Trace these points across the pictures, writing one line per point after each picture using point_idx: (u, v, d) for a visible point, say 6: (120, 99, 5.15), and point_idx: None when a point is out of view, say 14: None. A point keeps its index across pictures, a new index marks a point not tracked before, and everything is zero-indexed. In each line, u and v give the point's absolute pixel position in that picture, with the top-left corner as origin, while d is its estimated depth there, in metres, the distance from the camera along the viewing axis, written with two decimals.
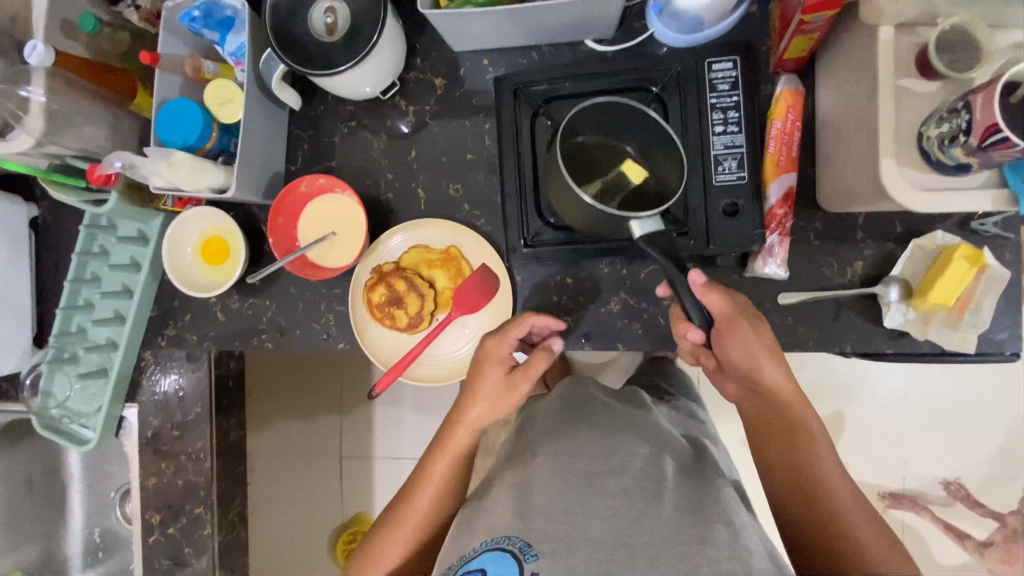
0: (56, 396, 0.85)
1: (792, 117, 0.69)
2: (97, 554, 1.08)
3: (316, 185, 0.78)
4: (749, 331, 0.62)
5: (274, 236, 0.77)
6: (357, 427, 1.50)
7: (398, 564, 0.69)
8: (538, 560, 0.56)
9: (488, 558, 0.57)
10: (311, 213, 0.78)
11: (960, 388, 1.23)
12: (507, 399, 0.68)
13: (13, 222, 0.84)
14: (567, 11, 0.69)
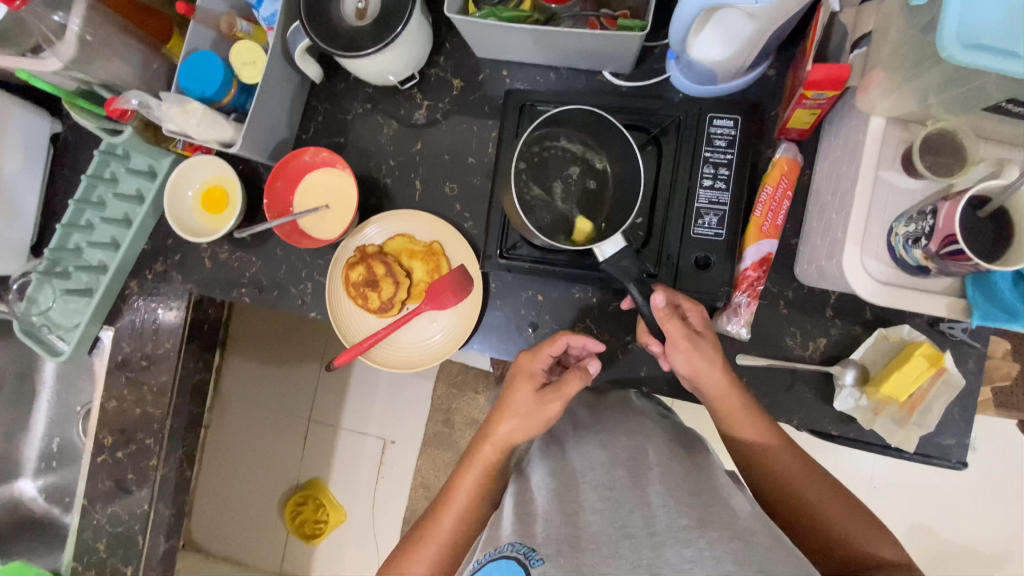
0: (40, 304, 0.90)
1: (784, 185, 0.70)
2: (51, 462, 1.12)
3: (318, 158, 0.81)
4: (696, 350, 0.61)
5: (269, 199, 0.80)
6: (329, 392, 1.53)
7: None
8: (543, 565, 0.53)
9: (493, 568, 0.55)
10: (310, 183, 0.81)
11: (921, 484, 1.22)
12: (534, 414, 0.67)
13: (33, 134, 0.88)
14: (586, 40, 0.70)
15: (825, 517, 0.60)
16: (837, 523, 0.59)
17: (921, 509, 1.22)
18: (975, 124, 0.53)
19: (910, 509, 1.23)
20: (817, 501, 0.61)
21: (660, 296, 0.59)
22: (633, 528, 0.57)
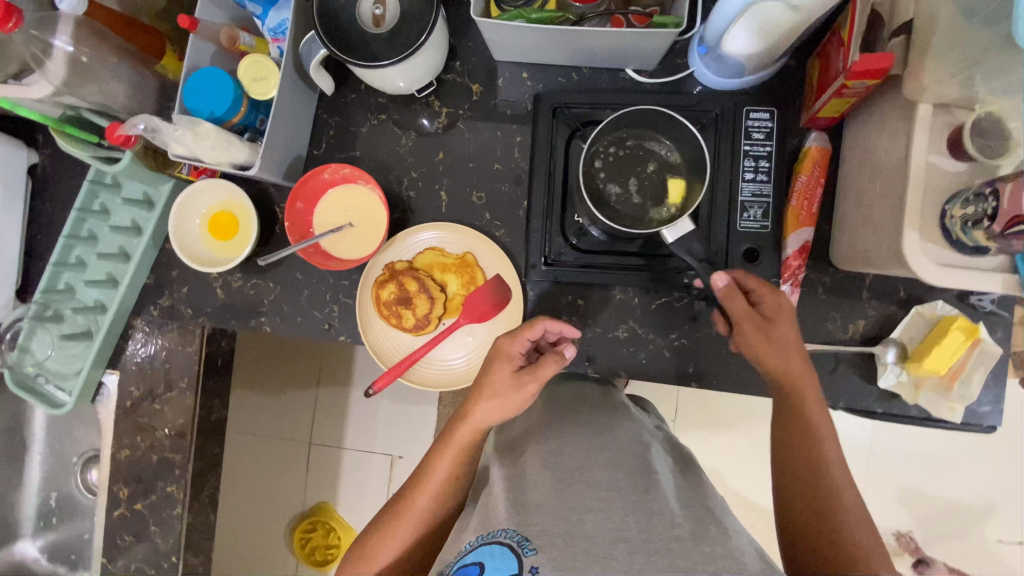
0: (34, 354, 0.81)
1: (817, 173, 0.71)
2: (51, 519, 1.04)
3: (340, 175, 0.77)
4: (767, 327, 0.60)
5: (290, 221, 0.76)
6: (329, 412, 1.48)
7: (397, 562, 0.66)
8: (537, 554, 0.56)
9: (484, 552, 0.58)
10: (331, 202, 0.77)
11: (922, 446, 1.28)
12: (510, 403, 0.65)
13: (9, 167, 0.80)
14: (614, 39, 0.69)
15: (852, 536, 0.54)
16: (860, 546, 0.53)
17: (928, 473, 1.28)
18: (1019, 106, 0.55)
19: (918, 474, 1.28)
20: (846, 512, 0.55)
21: (723, 276, 0.61)
22: None
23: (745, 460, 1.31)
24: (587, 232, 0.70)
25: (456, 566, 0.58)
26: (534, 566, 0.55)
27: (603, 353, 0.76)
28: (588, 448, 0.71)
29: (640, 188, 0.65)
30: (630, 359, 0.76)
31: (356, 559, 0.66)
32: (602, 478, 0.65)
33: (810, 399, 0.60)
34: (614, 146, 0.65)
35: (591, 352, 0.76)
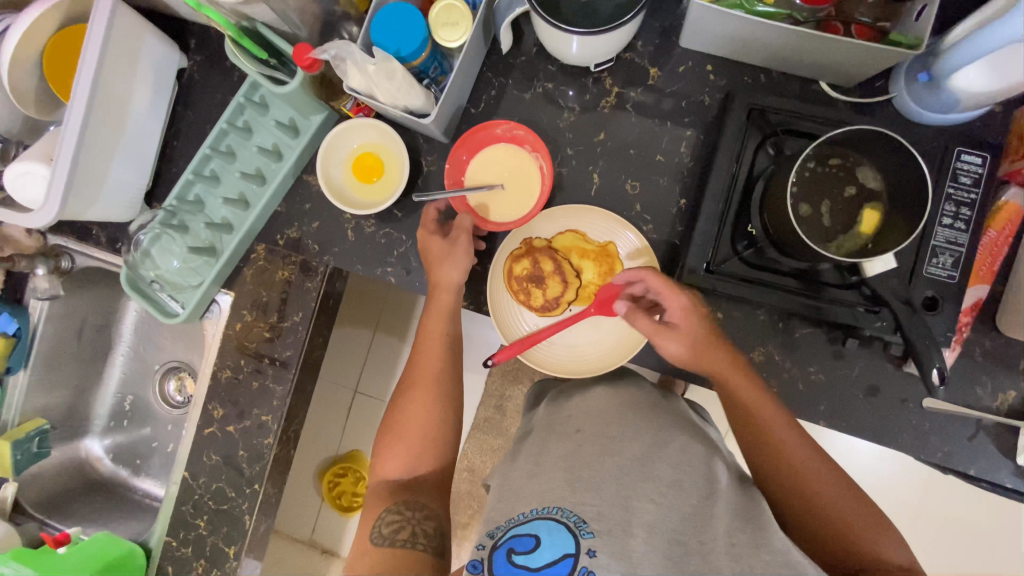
0: (155, 260, 0.81)
1: (1008, 231, 0.67)
2: (122, 421, 1.04)
3: (510, 134, 0.75)
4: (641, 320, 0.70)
5: (450, 163, 0.75)
6: (380, 361, 1.40)
7: (423, 423, 0.70)
8: (593, 538, 0.57)
9: (540, 525, 0.60)
10: (492, 159, 0.75)
11: None
12: (446, 265, 0.72)
13: (162, 68, 0.78)
14: (830, 48, 0.65)
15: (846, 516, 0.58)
16: (854, 525, 0.57)
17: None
18: None
19: None
20: (833, 498, 0.59)
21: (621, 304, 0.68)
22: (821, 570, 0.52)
23: None
24: (757, 246, 0.67)
25: (511, 533, 0.61)
26: (591, 548, 0.56)
27: None
28: (652, 440, 0.66)
29: (833, 211, 0.61)
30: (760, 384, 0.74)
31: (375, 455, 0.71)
32: (666, 475, 0.62)
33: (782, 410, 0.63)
34: (814, 162, 0.61)
35: None
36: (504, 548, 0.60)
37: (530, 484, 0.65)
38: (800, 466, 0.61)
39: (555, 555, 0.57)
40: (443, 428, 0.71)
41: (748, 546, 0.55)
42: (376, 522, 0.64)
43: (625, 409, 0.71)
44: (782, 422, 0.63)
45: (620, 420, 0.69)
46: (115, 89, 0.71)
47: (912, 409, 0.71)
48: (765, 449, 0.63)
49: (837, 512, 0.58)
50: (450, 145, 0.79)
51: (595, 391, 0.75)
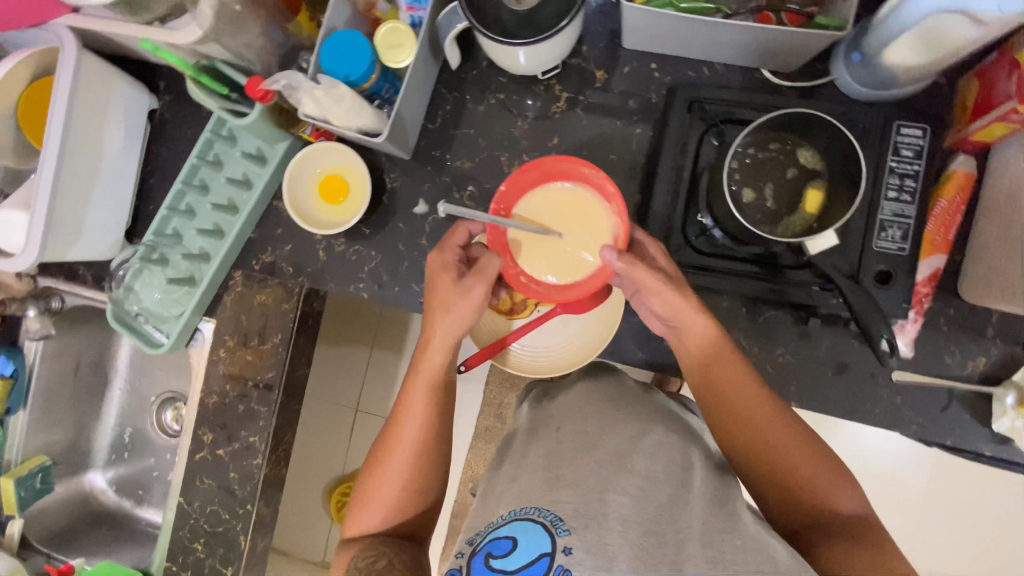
0: (138, 294, 0.84)
1: (959, 199, 0.68)
2: (122, 453, 1.07)
3: (589, 178, 0.68)
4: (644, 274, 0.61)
5: (507, 186, 0.68)
6: (379, 376, 1.39)
7: (400, 480, 0.66)
8: (570, 536, 0.55)
9: (517, 527, 0.57)
10: (580, 207, 0.69)
11: (995, 495, 1.20)
12: (460, 312, 0.65)
13: (132, 110, 0.82)
14: (763, 37, 0.66)
15: (804, 468, 0.59)
16: (815, 476, 0.58)
17: (997, 527, 1.19)
18: None
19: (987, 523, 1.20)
20: (792, 453, 0.60)
21: (612, 250, 0.62)
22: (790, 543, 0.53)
23: None
24: (708, 233, 0.68)
25: (489, 537, 0.59)
26: (568, 547, 0.54)
27: None
28: (632, 434, 0.65)
29: (774, 194, 0.63)
30: None
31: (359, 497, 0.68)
32: (643, 468, 0.61)
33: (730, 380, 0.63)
34: (754, 147, 0.63)
35: None
36: (481, 554, 0.58)
37: (510, 489, 0.63)
38: (761, 423, 0.61)
39: (531, 557, 0.55)
40: (429, 480, 0.67)
41: (717, 533, 0.55)
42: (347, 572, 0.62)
43: (607, 408, 0.70)
44: (747, 380, 0.63)
45: (602, 417, 0.68)
46: (86, 134, 0.75)
47: (882, 383, 0.72)
48: (727, 410, 0.62)
49: (796, 467, 0.59)
50: (411, 160, 0.81)
51: (577, 386, 0.76)
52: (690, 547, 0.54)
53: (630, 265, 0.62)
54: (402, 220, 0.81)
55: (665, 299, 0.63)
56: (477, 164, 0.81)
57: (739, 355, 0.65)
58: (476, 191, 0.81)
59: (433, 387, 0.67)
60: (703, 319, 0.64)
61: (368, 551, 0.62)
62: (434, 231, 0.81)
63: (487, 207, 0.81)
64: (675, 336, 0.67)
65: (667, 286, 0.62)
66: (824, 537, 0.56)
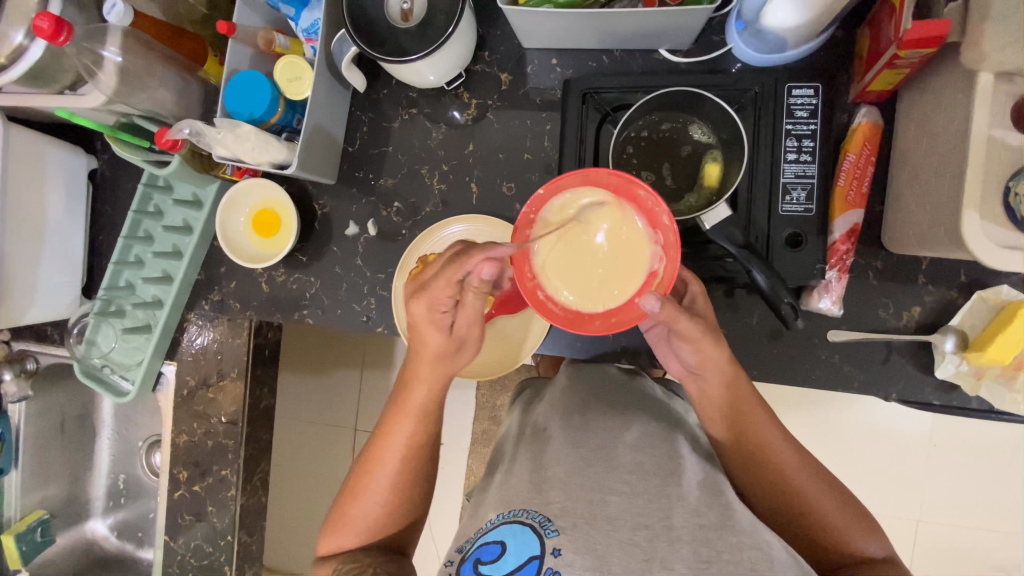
0: (100, 346, 0.88)
1: (867, 151, 0.66)
2: (119, 499, 1.11)
3: (641, 202, 0.62)
4: (686, 322, 0.61)
5: (549, 189, 0.63)
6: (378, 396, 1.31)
7: (383, 499, 0.66)
8: (558, 536, 0.54)
9: (505, 531, 0.56)
10: (611, 226, 0.63)
11: (991, 440, 1.17)
12: (461, 355, 0.67)
13: (71, 174, 0.85)
14: (645, 19, 0.67)
15: (833, 519, 0.60)
16: (843, 528, 0.60)
17: (992, 475, 1.17)
18: None
19: (986, 470, 1.17)
20: (819, 499, 0.61)
21: (654, 298, 0.58)
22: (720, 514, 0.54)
23: None
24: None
25: (479, 542, 0.58)
26: (556, 548, 0.53)
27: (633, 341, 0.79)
28: (614, 428, 0.67)
29: (673, 171, 0.65)
30: None
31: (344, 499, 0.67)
32: (627, 460, 0.61)
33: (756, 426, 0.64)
34: (646, 127, 0.66)
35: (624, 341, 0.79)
36: (471, 560, 0.57)
37: (498, 492, 0.63)
38: (791, 475, 0.62)
39: (519, 560, 0.54)
40: (411, 492, 0.67)
41: (712, 529, 0.54)
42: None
43: (589, 398, 0.71)
44: (774, 429, 0.64)
45: (586, 410, 0.69)
46: (24, 203, 0.79)
47: (819, 344, 0.71)
48: (758, 459, 0.63)
49: (825, 515, 0.60)
50: (337, 185, 0.83)
51: (559, 381, 0.77)
52: (679, 544, 0.53)
53: (670, 315, 0.60)
54: (337, 244, 0.83)
55: (697, 348, 0.63)
56: (399, 180, 0.83)
57: (765, 405, 0.65)
58: (402, 206, 0.82)
59: (426, 404, 0.67)
60: (731, 370, 0.64)
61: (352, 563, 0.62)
62: (368, 250, 0.83)
63: (414, 220, 0.82)
64: (696, 382, 0.67)
65: (698, 330, 0.62)
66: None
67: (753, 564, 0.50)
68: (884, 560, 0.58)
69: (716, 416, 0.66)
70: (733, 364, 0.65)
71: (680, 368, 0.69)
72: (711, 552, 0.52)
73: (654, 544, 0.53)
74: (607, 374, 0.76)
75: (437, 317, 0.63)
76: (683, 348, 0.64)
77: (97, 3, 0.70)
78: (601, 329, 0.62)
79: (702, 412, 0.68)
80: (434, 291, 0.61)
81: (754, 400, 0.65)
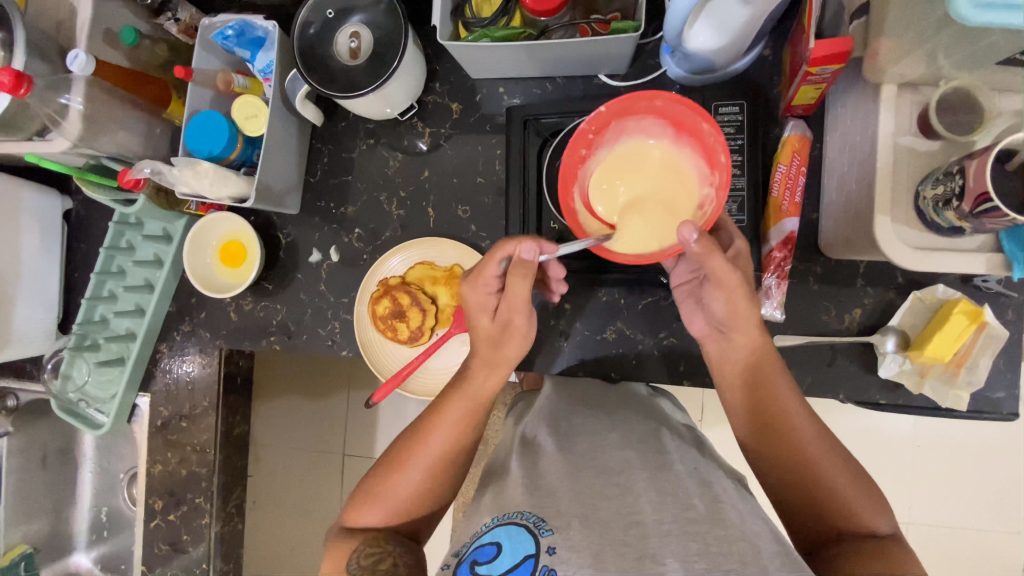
0: (75, 380, 0.90)
1: (797, 162, 0.69)
2: (102, 532, 1.12)
3: (706, 139, 0.58)
4: (722, 264, 0.55)
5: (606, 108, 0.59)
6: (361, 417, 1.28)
7: (421, 485, 0.63)
8: (552, 535, 0.52)
9: (501, 532, 0.55)
10: (670, 158, 0.62)
11: (972, 435, 1.13)
12: (512, 343, 0.65)
13: (46, 214, 0.88)
14: (579, 49, 0.70)
15: (843, 487, 0.56)
16: (852, 498, 0.55)
17: (993, 482, 1.12)
18: (989, 79, 0.55)
19: (970, 466, 1.13)
20: (830, 468, 0.57)
21: (692, 227, 0.53)
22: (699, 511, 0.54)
23: None
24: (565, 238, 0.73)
25: (474, 546, 0.56)
26: (551, 546, 0.51)
27: (590, 354, 0.80)
28: (599, 431, 0.68)
29: None
30: (620, 360, 0.79)
31: (402, 453, 0.64)
32: (615, 461, 0.62)
33: (776, 383, 0.61)
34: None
35: (581, 355, 0.80)
36: (467, 561, 0.55)
37: (492, 502, 0.61)
38: (807, 442, 0.58)
39: (515, 560, 0.52)
40: (446, 475, 0.64)
41: (708, 522, 0.52)
42: (352, 555, 0.59)
43: (576, 406, 0.73)
44: (793, 395, 0.61)
45: (573, 417, 0.71)
46: None
47: None
48: (773, 422, 0.60)
49: (835, 484, 0.56)
50: (300, 214, 0.86)
51: (547, 389, 0.78)
52: (668, 539, 0.51)
53: (707, 252, 0.54)
54: (302, 271, 0.86)
55: (729, 297, 0.59)
56: (360, 208, 0.86)
57: (785, 372, 0.63)
58: (363, 232, 0.85)
59: (486, 391, 0.65)
60: (759, 334, 0.61)
61: (376, 549, 0.59)
62: (331, 276, 0.86)
63: (375, 245, 0.85)
64: (721, 343, 0.64)
65: (735, 280, 0.57)
66: (844, 551, 0.52)
67: (743, 555, 0.48)
68: (892, 535, 0.53)
69: (733, 379, 0.63)
70: (763, 328, 0.61)
71: (703, 324, 0.66)
72: (700, 545, 0.50)
73: (644, 542, 0.51)
74: (593, 385, 0.78)
75: (477, 296, 0.64)
76: (713, 296, 0.60)
77: (61, 53, 0.74)
78: (631, 260, 0.58)
79: (721, 376, 0.65)
80: (480, 273, 0.62)
81: (777, 363, 0.62)
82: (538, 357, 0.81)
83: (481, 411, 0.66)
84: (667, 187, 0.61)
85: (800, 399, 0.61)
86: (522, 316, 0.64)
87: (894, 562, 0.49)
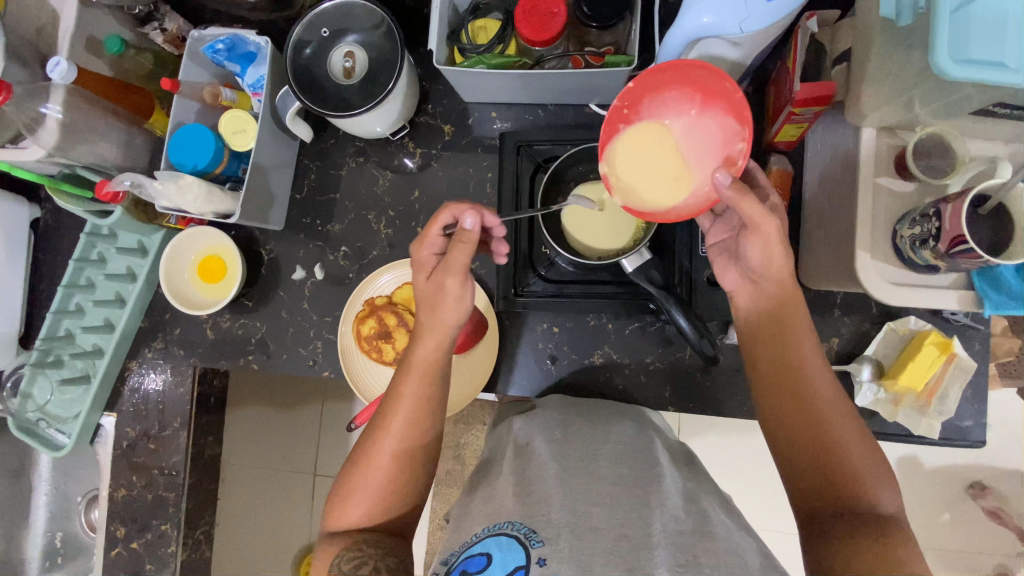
0: (35, 399, 0.85)
1: (779, 196, 0.72)
2: (56, 559, 1.06)
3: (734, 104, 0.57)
4: (758, 206, 0.55)
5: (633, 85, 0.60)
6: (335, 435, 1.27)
7: (387, 468, 0.61)
8: (543, 546, 0.53)
9: (491, 543, 0.55)
10: (699, 125, 0.60)
11: (941, 460, 1.13)
12: (448, 305, 0.62)
13: (13, 223, 0.84)
14: (574, 80, 0.72)
15: (851, 457, 0.54)
16: (860, 471, 0.54)
17: (964, 505, 1.13)
18: (961, 127, 0.58)
19: (941, 490, 1.13)
20: (843, 437, 0.55)
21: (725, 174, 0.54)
22: (685, 525, 0.55)
23: (753, 481, 1.18)
24: (555, 263, 0.77)
25: (463, 555, 0.56)
26: (542, 558, 0.51)
27: (577, 378, 0.80)
28: (593, 441, 0.67)
29: None
30: (607, 385, 0.79)
31: (363, 444, 0.62)
32: (608, 474, 0.61)
33: (802, 341, 0.59)
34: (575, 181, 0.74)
35: (567, 378, 0.80)
36: (456, 571, 0.55)
37: (484, 510, 0.61)
38: (823, 407, 0.56)
39: (507, 569, 0.52)
40: (413, 454, 0.62)
41: (694, 535, 0.54)
42: (333, 559, 0.57)
43: (569, 416, 0.71)
44: (817, 355, 0.59)
45: (567, 424, 0.69)
46: None
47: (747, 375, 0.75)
48: (789, 381, 0.58)
49: (846, 456, 0.54)
50: (284, 231, 0.85)
51: (549, 397, 0.77)
52: (657, 550, 0.52)
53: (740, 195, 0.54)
54: (283, 288, 0.84)
55: (767, 244, 0.57)
56: (346, 226, 0.85)
57: (811, 327, 0.60)
58: (349, 250, 0.84)
59: (433, 354, 0.63)
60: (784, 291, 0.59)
61: (353, 553, 0.56)
62: (314, 294, 0.84)
63: (361, 263, 0.84)
64: (754, 293, 0.62)
65: (774, 228, 0.56)
66: (850, 527, 0.51)
67: (729, 567, 0.50)
68: (893, 515, 0.52)
69: (756, 334, 0.62)
70: (787, 287, 0.59)
71: (736, 277, 0.64)
72: (689, 556, 0.51)
73: (635, 553, 0.52)
74: (588, 403, 0.75)
75: (423, 257, 0.64)
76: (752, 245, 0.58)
77: (41, 58, 0.71)
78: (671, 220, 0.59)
79: (745, 332, 0.63)
80: (425, 235, 0.63)
81: (805, 319, 0.59)
82: (524, 380, 0.81)
83: (439, 371, 0.64)
84: (699, 146, 0.60)
85: (825, 363, 0.59)
86: (467, 282, 0.62)
87: (890, 546, 0.48)
